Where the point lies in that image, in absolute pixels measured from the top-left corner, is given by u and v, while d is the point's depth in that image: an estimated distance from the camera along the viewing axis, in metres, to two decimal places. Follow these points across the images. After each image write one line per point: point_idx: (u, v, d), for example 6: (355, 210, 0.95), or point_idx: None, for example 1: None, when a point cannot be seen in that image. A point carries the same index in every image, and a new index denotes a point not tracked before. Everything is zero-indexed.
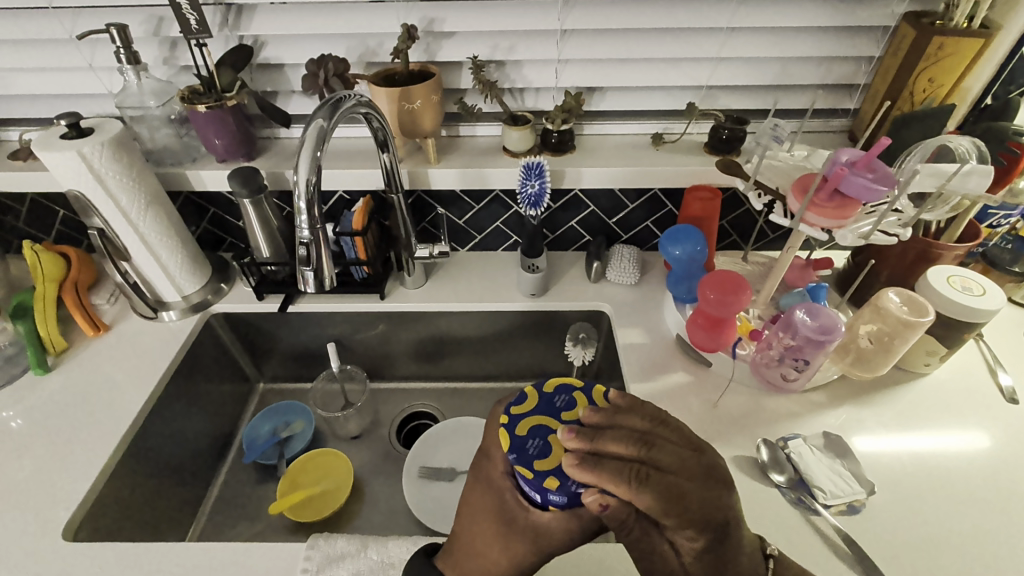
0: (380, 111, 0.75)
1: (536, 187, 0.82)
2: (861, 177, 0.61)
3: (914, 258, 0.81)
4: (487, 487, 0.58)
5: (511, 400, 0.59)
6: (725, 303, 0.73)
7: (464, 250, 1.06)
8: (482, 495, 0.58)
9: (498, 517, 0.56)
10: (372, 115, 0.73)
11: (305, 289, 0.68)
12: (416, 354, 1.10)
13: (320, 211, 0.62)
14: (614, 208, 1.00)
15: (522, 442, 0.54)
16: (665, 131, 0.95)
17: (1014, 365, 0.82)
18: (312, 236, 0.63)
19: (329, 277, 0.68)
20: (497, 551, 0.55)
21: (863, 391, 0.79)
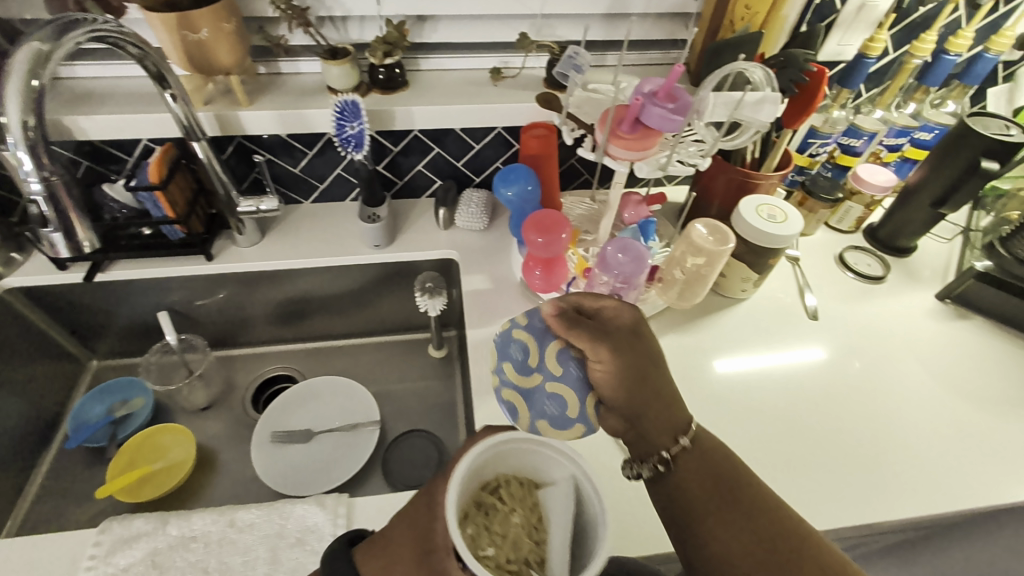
0: (138, 35, 0.63)
1: (354, 128, 0.77)
2: (658, 108, 0.60)
3: (736, 189, 0.83)
4: (426, 513, 0.45)
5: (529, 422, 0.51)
6: (544, 243, 0.72)
7: (307, 202, 0.99)
8: (411, 521, 0.45)
9: (420, 550, 0.43)
10: (123, 41, 0.61)
11: (58, 254, 0.61)
12: (268, 316, 1.03)
13: (50, 160, 0.55)
14: (461, 150, 0.95)
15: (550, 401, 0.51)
16: (504, 66, 0.90)
17: (821, 286, 0.90)
18: (45, 190, 0.56)
19: (88, 239, 0.62)
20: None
21: (687, 320, 0.83)
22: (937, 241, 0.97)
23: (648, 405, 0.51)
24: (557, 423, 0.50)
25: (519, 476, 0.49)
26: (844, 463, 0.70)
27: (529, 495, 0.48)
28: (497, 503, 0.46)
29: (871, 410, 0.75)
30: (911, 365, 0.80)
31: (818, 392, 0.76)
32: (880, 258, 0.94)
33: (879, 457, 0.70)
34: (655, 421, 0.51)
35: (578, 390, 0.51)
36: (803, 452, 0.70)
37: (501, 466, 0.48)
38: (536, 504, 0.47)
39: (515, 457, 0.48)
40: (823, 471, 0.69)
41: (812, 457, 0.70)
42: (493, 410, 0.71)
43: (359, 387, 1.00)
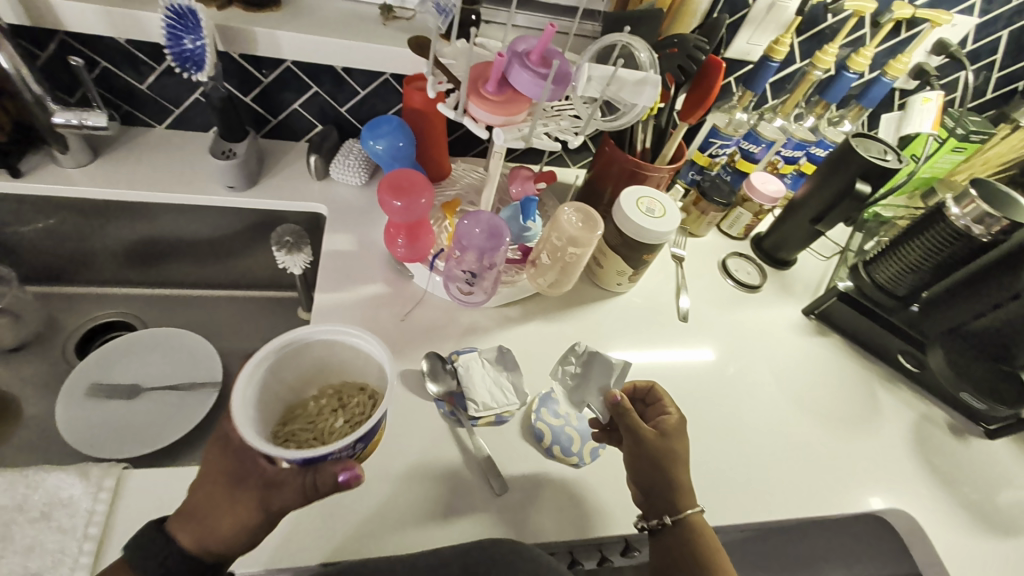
0: None
1: (191, 44, 0.65)
2: (527, 71, 0.54)
3: (624, 178, 0.79)
4: (223, 449, 0.48)
5: (561, 447, 0.64)
6: (407, 208, 0.65)
7: (160, 127, 0.85)
8: (215, 454, 0.48)
9: (229, 480, 0.47)
10: None
11: None
12: (104, 254, 0.90)
13: None
14: (344, 93, 0.85)
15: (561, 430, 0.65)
16: (398, 5, 0.80)
17: (698, 289, 0.89)
18: None
19: None
20: (225, 510, 0.45)
21: (557, 308, 0.79)
22: (816, 258, 0.98)
23: (658, 484, 0.58)
24: (565, 451, 0.64)
25: (340, 385, 0.59)
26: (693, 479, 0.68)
27: (352, 392, 0.58)
28: (309, 417, 0.57)
29: (715, 421, 0.74)
30: (767, 380, 0.80)
31: (677, 397, 0.75)
32: (759, 268, 0.94)
33: (702, 475, 0.69)
34: (662, 487, 0.58)
35: (583, 433, 0.65)
36: None
37: (316, 385, 0.58)
38: (362, 394, 0.58)
39: (317, 375, 0.57)
40: None
41: None
42: None
43: (203, 345, 0.89)
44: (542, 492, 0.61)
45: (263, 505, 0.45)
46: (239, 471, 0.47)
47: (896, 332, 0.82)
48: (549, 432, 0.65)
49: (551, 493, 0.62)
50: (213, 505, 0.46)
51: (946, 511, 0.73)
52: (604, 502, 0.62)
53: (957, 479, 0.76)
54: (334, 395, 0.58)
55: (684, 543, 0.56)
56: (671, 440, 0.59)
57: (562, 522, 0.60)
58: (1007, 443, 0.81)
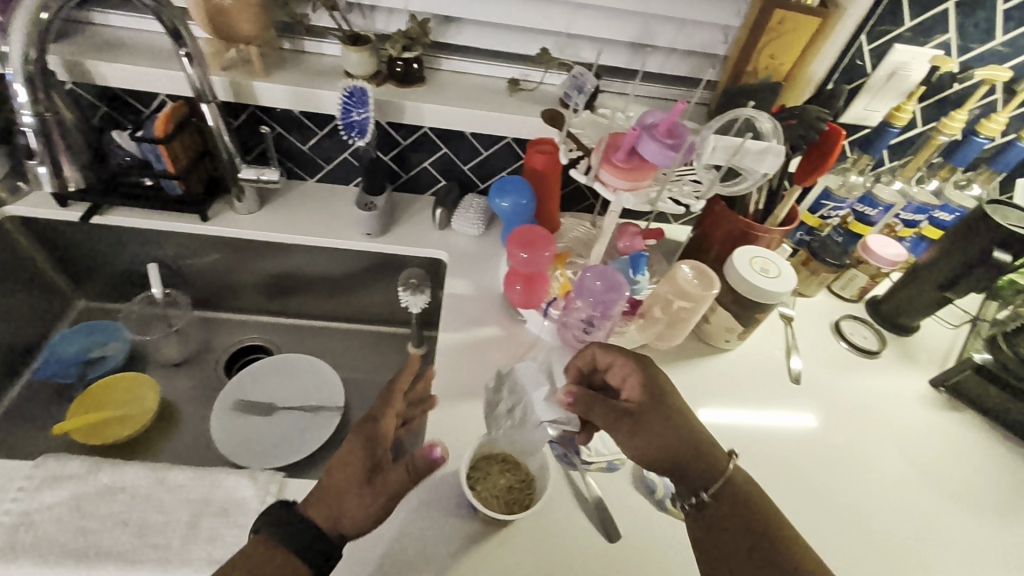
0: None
1: (359, 116, 0.76)
2: (657, 142, 0.59)
3: (735, 238, 0.81)
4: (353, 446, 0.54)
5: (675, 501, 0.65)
6: (531, 260, 0.71)
7: (311, 180, 0.99)
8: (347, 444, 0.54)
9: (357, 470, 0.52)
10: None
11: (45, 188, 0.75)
12: (255, 287, 1.04)
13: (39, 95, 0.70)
14: (468, 153, 0.95)
15: None
16: (523, 78, 0.90)
17: (810, 351, 0.86)
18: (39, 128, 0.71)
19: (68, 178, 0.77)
20: (352, 499, 0.51)
21: (663, 361, 0.81)
22: (941, 324, 0.93)
23: (683, 457, 0.57)
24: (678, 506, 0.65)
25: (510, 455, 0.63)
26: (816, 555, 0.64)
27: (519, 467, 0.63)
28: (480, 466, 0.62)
29: (833, 490, 0.70)
30: (892, 452, 0.76)
31: (790, 461, 0.72)
32: (877, 332, 0.90)
33: (820, 546, 0.65)
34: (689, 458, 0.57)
35: None
36: None
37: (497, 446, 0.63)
38: (523, 471, 0.63)
39: (506, 442, 0.63)
40: None
41: None
42: (447, 415, 0.70)
43: (329, 372, 0.99)
44: (652, 546, 0.61)
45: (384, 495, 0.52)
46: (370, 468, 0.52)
47: None
48: (663, 485, 0.66)
49: (663, 547, 0.62)
50: (338, 500, 0.51)
51: None
52: None
53: None
54: (504, 458, 0.64)
55: (740, 508, 0.55)
56: (598, 403, 0.58)
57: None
58: None
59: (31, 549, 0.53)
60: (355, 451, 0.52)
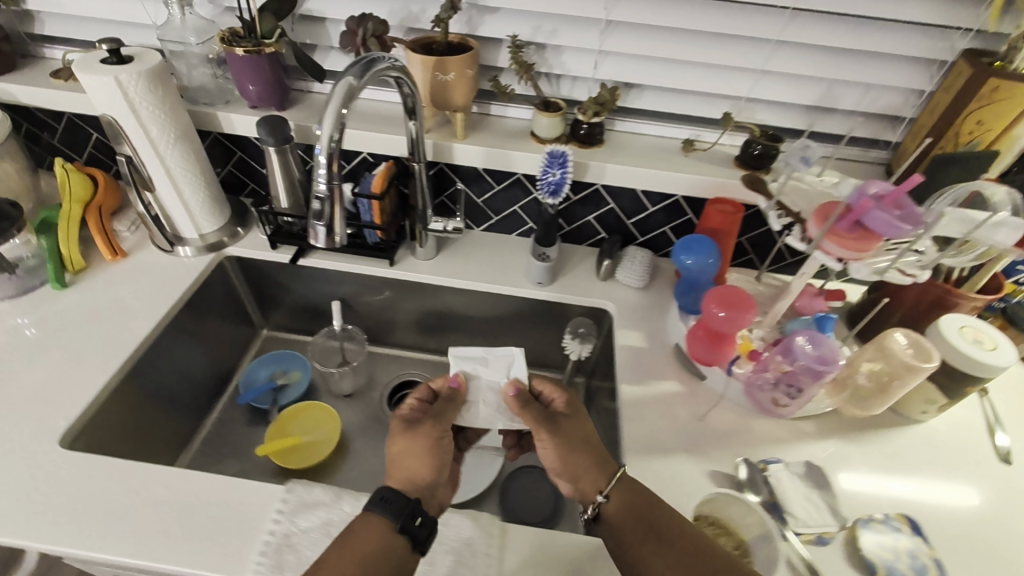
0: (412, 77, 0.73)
1: (556, 175, 0.81)
2: (887, 213, 0.60)
3: (929, 304, 0.78)
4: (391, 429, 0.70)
5: None
6: (731, 320, 0.72)
7: (478, 229, 1.06)
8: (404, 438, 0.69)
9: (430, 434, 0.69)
10: (402, 80, 0.71)
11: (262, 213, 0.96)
12: (417, 325, 1.11)
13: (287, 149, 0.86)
14: (634, 208, 0.99)
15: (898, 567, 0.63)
16: (697, 138, 0.93)
17: (1014, 426, 0.80)
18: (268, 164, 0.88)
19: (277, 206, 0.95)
20: (429, 450, 0.67)
21: (854, 428, 0.78)
22: None
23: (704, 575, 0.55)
24: None
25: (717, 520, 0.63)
26: None
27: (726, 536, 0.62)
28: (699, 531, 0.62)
29: None
30: None
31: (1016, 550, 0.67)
32: None
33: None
34: None
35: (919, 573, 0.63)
36: None
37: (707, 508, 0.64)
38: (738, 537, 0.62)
39: (720, 505, 0.63)
40: None
41: None
42: (643, 470, 0.71)
43: None
44: None
45: (421, 445, 0.68)
46: (417, 424, 0.70)
47: None
48: (883, 565, 0.63)
49: None
50: (420, 452, 0.67)
51: None
52: None
53: None
54: (714, 521, 0.63)
55: None
56: (585, 460, 0.67)
57: None
58: None
59: (294, 570, 0.58)
60: (403, 430, 0.70)
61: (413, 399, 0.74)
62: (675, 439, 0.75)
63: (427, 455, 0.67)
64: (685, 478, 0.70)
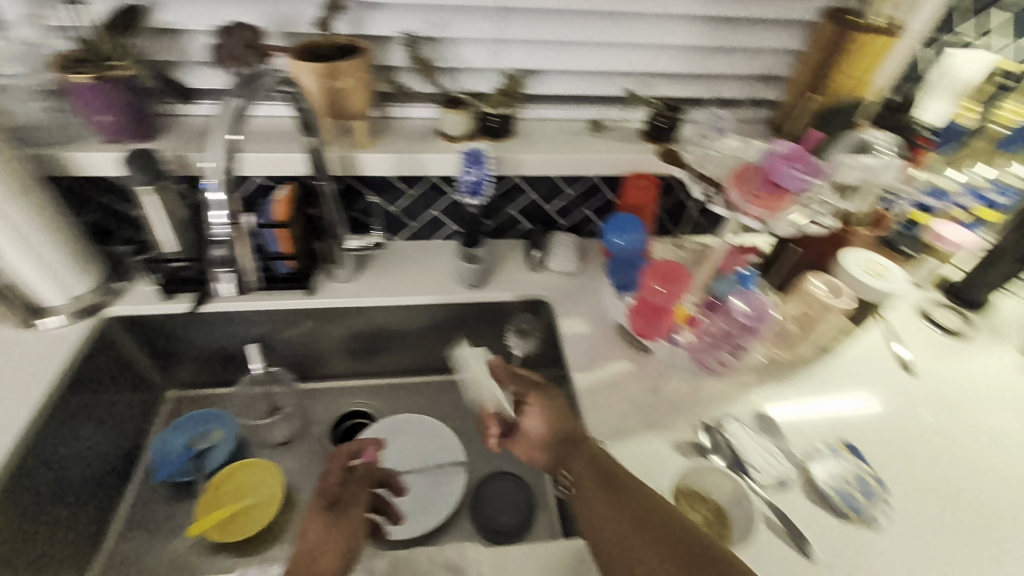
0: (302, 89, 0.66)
1: (474, 175, 0.80)
2: (797, 171, 0.64)
3: (830, 243, 0.86)
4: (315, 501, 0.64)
5: (851, 505, 0.66)
6: (670, 292, 0.75)
7: (399, 239, 1.00)
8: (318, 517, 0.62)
9: (350, 521, 0.63)
10: (295, 91, 0.65)
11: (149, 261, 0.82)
12: (350, 351, 1.03)
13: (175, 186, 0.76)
14: (554, 195, 0.98)
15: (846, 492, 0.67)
16: (604, 117, 0.94)
17: (909, 339, 0.91)
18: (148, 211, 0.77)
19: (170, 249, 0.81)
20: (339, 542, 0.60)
21: (788, 370, 0.84)
22: (1012, 298, 1.00)
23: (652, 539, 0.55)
24: (856, 511, 0.66)
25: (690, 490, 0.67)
26: (992, 537, 0.67)
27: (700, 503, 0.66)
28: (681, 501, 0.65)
29: (983, 468, 0.74)
30: (1014, 425, 0.80)
31: (934, 447, 0.76)
32: (960, 313, 0.96)
33: (994, 525, 0.68)
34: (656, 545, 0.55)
35: (866, 493, 0.68)
36: (946, 511, 0.69)
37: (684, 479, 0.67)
38: (710, 503, 0.66)
39: (691, 476, 0.67)
40: (969, 528, 0.68)
41: (952, 515, 0.69)
42: (614, 455, 0.71)
43: (440, 427, 0.99)
44: (852, 550, 0.63)
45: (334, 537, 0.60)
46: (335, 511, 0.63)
47: None
48: (835, 493, 0.67)
49: (860, 552, 0.63)
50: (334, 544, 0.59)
51: None
52: (915, 559, 0.63)
53: None
54: (687, 493, 0.66)
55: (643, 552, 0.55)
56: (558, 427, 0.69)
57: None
58: None
59: None
60: (317, 509, 0.63)
61: (336, 463, 0.68)
62: (636, 416, 0.76)
63: (341, 545, 0.60)
64: (653, 452, 0.72)
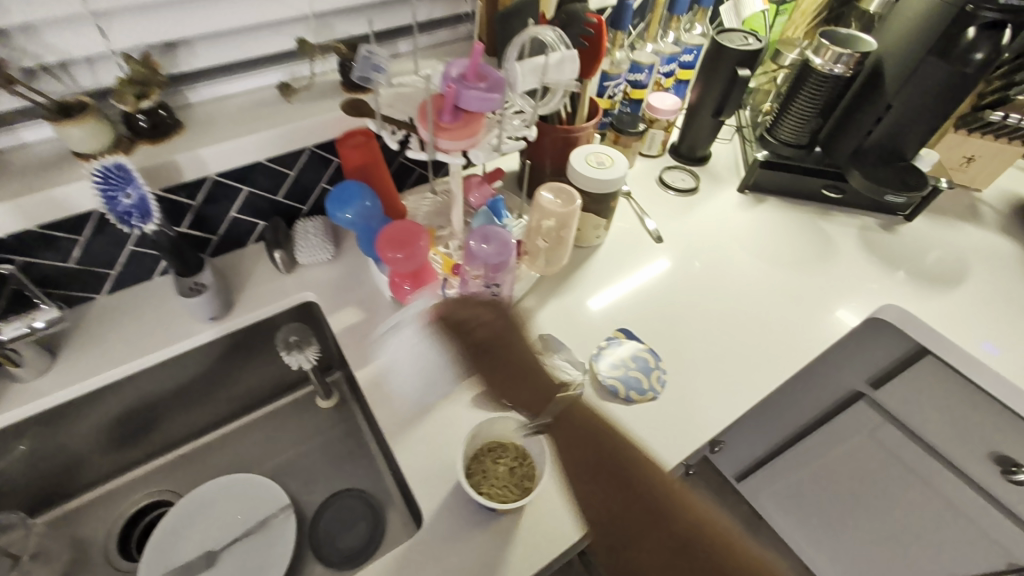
0: None
1: (129, 196, 0.61)
2: (473, 89, 0.59)
3: (562, 146, 0.86)
4: None
5: (634, 388, 0.72)
6: (410, 257, 0.68)
7: (102, 295, 0.79)
8: None
9: None
10: None
11: None
12: (103, 447, 0.83)
13: None
14: (276, 182, 0.84)
15: (628, 378, 0.72)
16: (292, 78, 0.81)
17: (654, 210, 1.00)
18: None
19: None
20: None
21: (562, 280, 0.86)
22: (722, 144, 1.14)
23: (625, 501, 0.43)
24: (639, 391, 0.72)
25: (496, 442, 0.66)
26: (744, 359, 0.78)
27: (506, 451, 0.66)
28: (482, 463, 0.65)
29: (727, 303, 0.86)
30: (743, 255, 0.93)
31: (689, 300, 0.86)
32: (688, 171, 1.07)
33: (741, 349, 0.80)
34: (617, 486, 0.44)
35: (645, 370, 0.73)
36: (706, 353, 0.79)
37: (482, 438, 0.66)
38: (513, 448, 0.66)
39: (486, 433, 0.65)
40: (725, 360, 0.78)
41: (711, 354, 0.79)
42: (417, 440, 0.67)
43: (254, 477, 0.87)
44: (641, 429, 0.69)
45: None
46: None
47: (813, 173, 0.99)
48: (621, 383, 0.72)
49: (648, 424, 0.70)
50: None
51: (909, 286, 0.90)
52: (688, 410, 0.71)
53: (904, 260, 0.94)
54: (490, 448, 0.66)
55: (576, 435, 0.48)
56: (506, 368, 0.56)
57: (672, 442, 0.68)
58: (920, 218, 1.01)
59: None
60: None
61: None
62: (432, 388, 0.72)
63: None
64: (456, 417, 0.69)
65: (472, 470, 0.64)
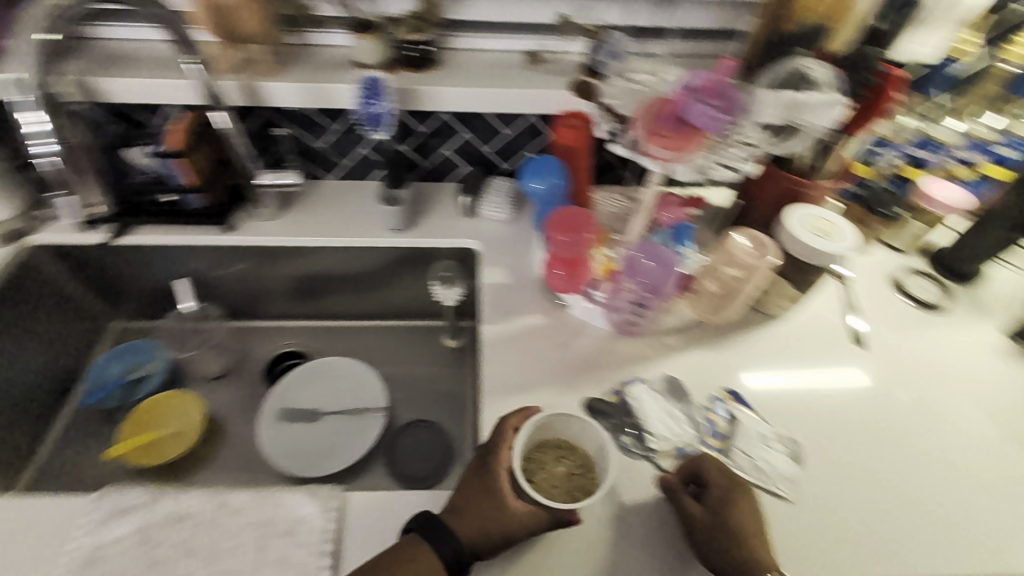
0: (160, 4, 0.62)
1: (379, 107, 0.72)
2: (705, 104, 0.56)
3: (782, 198, 0.76)
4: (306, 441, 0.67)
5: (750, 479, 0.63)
6: (573, 244, 0.68)
7: (329, 178, 0.96)
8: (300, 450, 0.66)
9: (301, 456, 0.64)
10: None
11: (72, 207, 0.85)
12: (284, 293, 1.01)
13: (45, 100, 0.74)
14: (490, 135, 0.91)
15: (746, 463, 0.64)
16: (542, 48, 0.84)
17: (868, 308, 0.82)
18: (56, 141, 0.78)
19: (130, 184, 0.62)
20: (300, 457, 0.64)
21: (717, 335, 0.77)
22: (1005, 269, 0.88)
23: None
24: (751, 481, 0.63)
25: (565, 442, 0.61)
26: (904, 527, 0.61)
27: (573, 454, 0.60)
28: (542, 455, 0.60)
29: (914, 453, 0.67)
30: (967, 409, 0.72)
31: (866, 426, 0.69)
32: (939, 284, 0.85)
33: (922, 521, 0.62)
34: None
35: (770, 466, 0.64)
36: (857, 495, 0.63)
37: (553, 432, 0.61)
38: (581, 455, 0.60)
39: (559, 428, 0.61)
40: (878, 514, 0.62)
41: (864, 500, 0.63)
42: (498, 410, 0.67)
43: (370, 371, 0.95)
44: None
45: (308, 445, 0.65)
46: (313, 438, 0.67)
47: None
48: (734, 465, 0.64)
49: None
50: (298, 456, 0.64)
51: None
52: (800, 544, 0.59)
53: None
54: (558, 444, 0.61)
55: None
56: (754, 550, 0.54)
57: None
58: None
59: None
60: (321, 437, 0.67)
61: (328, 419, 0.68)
62: (537, 374, 0.71)
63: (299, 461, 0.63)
64: (545, 411, 0.68)
65: (528, 456, 0.60)
